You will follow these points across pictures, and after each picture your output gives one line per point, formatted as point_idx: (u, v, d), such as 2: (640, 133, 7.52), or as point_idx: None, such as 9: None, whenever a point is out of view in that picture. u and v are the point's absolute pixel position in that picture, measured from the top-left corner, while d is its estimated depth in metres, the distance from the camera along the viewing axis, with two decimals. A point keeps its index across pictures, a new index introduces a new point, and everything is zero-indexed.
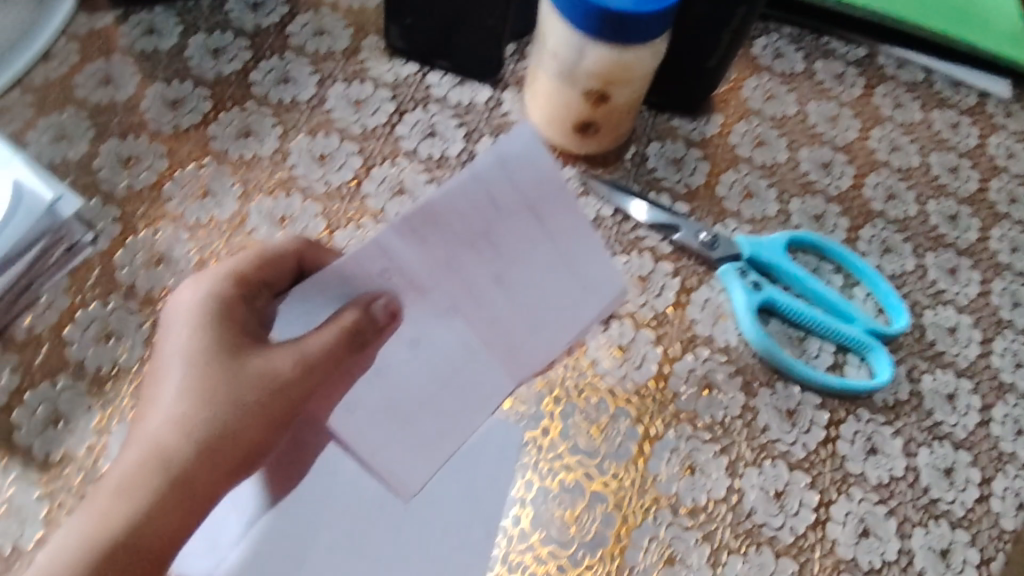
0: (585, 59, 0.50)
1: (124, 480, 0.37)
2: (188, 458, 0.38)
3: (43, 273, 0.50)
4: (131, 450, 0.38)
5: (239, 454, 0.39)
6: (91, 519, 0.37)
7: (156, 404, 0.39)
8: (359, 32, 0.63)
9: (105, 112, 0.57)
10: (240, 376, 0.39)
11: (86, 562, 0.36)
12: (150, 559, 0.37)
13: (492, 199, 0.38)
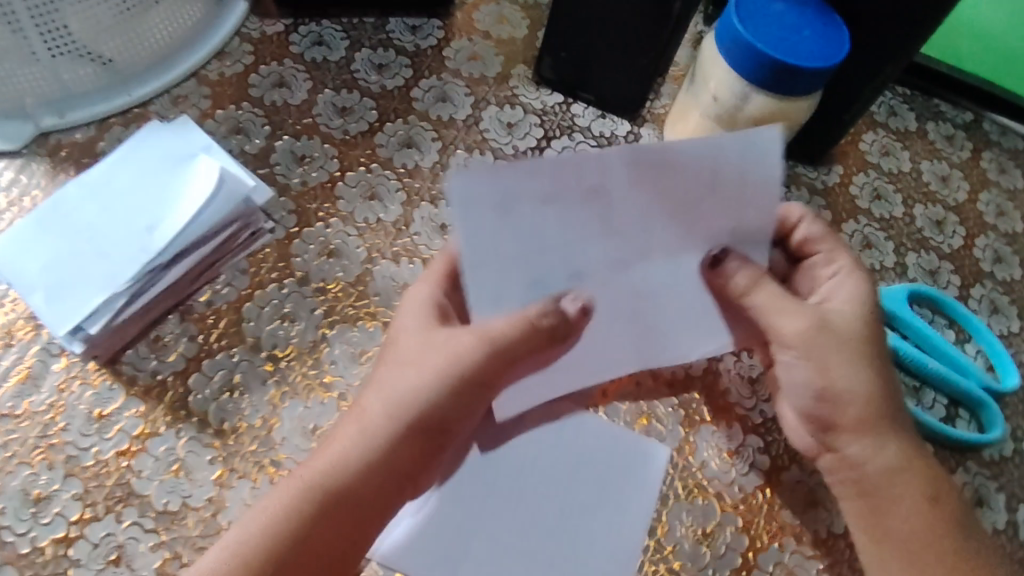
0: (748, 104, 0.56)
1: (340, 442, 0.42)
2: (389, 426, 0.42)
3: (229, 253, 0.54)
4: (346, 422, 0.43)
5: (431, 429, 0.42)
6: (304, 471, 0.42)
7: (378, 378, 0.44)
8: (510, 60, 0.66)
9: (279, 112, 0.60)
10: (438, 351, 0.42)
11: (294, 508, 0.40)
12: (347, 514, 0.41)
13: (711, 175, 0.39)
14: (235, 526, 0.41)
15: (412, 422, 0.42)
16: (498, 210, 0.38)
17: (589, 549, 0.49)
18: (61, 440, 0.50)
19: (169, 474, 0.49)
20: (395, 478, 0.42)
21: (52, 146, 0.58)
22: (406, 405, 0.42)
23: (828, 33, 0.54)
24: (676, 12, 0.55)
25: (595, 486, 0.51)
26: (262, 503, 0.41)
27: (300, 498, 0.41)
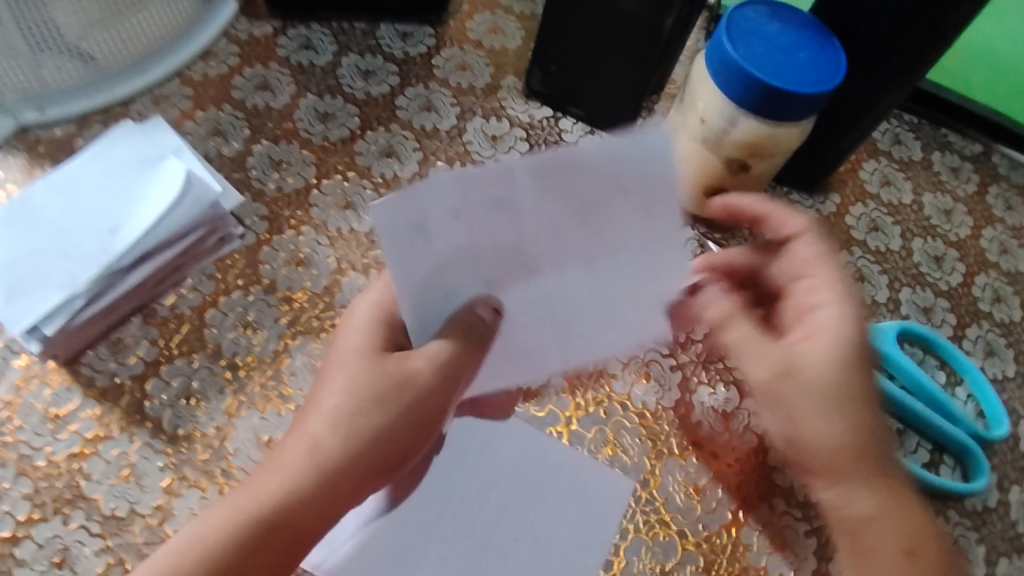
0: (735, 128, 0.54)
1: (283, 469, 0.40)
2: (338, 454, 0.39)
3: (195, 257, 0.54)
4: (293, 440, 0.41)
5: (380, 458, 0.41)
6: (246, 496, 0.39)
7: (322, 398, 0.41)
8: (501, 71, 0.64)
9: (260, 116, 0.60)
10: (387, 378, 0.40)
11: (235, 533, 0.38)
12: (289, 547, 0.39)
13: (618, 179, 0.35)
14: (168, 551, 0.38)
15: (362, 451, 0.40)
16: (404, 227, 0.33)
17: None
18: (15, 438, 0.50)
19: (119, 479, 0.49)
20: (338, 506, 0.40)
21: (30, 141, 0.58)
22: (355, 435, 0.40)
23: (823, 54, 0.53)
24: (666, 32, 0.55)
25: (548, 518, 0.50)
26: (199, 527, 0.39)
27: (242, 525, 0.38)
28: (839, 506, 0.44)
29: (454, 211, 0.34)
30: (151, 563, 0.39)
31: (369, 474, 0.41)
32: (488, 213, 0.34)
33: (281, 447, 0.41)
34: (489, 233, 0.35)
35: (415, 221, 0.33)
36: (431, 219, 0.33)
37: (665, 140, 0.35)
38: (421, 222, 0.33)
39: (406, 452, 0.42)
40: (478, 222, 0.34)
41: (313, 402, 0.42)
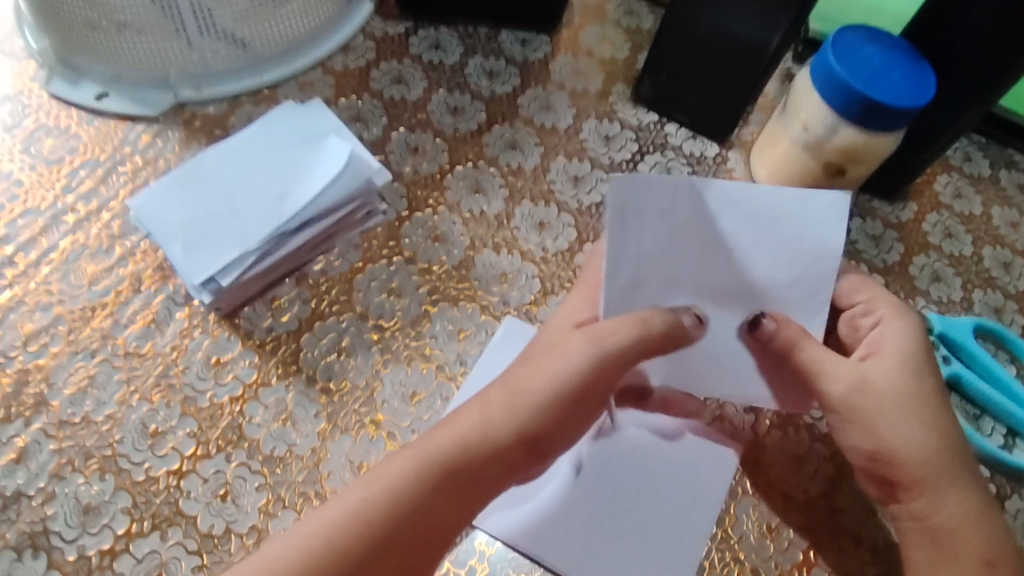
0: (835, 136, 0.59)
1: (461, 428, 0.43)
2: (516, 423, 0.43)
3: (346, 227, 0.59)
4: (471, 408, 0.44)
5: (549, 430, 0.43)
6: (428, 446, 0.43)
7: (505, 376, 0.45)
8: (611, 78, 0.70)
9: (397, 106, 0.65)
10: (564, 357, 0.44)
11: (408, 475, 0.42)
12: (450, 493, 0.42)
13: (778, 219, 0.47)
14: (354, 489, 0.42)
15: (537, 421, 0.43)
16: (632, 212, 0.44)
17: (659, 534, 0.52)
18: (180, 381, 0.54)
19: (277, 423, 0.53)
20: (506, 470, 0.43)
21: (187, 116, 0.63)
22: (532, 404, 0.43)
23: (916, 75, 0.57)
24: (772, 51, 0.60)
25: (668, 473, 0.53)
26: (382, 470, 0.42)
27: (423, 469, 0.42)
28: (925, 515, 0.47)
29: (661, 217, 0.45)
30: (338, 497, 0.42)
31: (538, 447, 0.43)
32: (683, 223, 0.45)
33: (460, 410, 0.45)
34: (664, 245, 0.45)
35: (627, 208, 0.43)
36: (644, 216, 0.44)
37: (830, 223, 0.47)
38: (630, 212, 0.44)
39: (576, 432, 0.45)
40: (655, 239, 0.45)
41: (496, 380, 0.46)
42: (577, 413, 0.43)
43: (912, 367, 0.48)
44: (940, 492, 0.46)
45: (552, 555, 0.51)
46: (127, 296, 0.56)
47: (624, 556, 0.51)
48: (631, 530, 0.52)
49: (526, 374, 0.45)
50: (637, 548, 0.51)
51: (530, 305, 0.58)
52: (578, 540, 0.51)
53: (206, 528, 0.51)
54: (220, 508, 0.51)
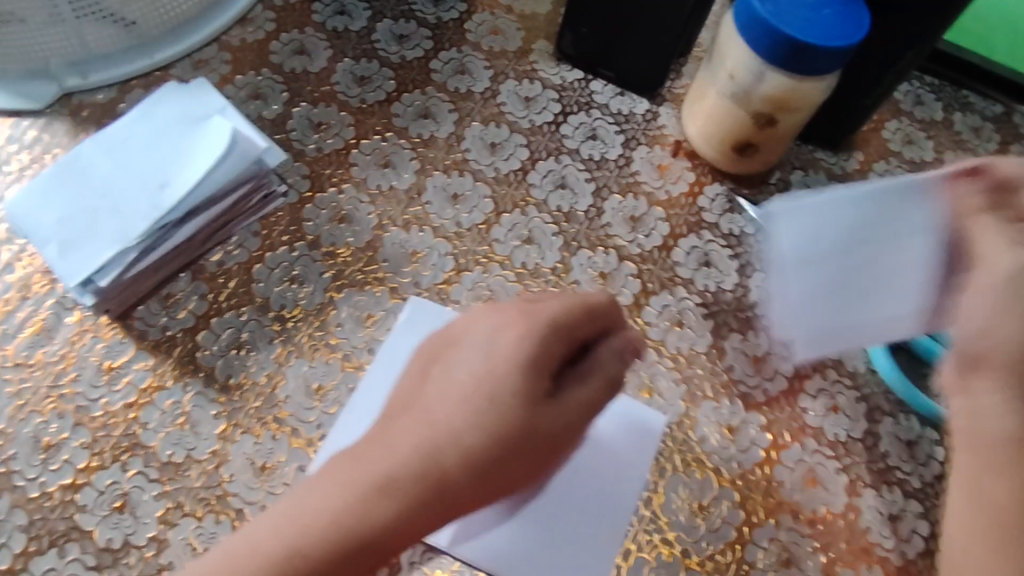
0: (762, 83, 0.55)
1: (399, 480, 0.38)
2: (459, 482, 0.39)
3: (242, 214, 0.55)
4: (408, 457, 0.39)
5: (493, 492, 0.41)
6: (354, 505, 0.38)
7: (442, 423, 0.40)
8: (531, 35, 0.65)
9: (299, 80, 0.61)
10: (513, 413, 0.40)
11: (338, 542, 0.37)
12: (381, 557, 0.39)
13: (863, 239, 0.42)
14: (274, 545, 0.38)
15: (481, 482, 0.40)
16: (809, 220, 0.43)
17: (577, 543, 0.49)
18: (72, 390, 0.51)
19: (174, 427, 0.50)
20: (437, 525, 0.40)
21: (74, 106, 0.59)
22: (479, 464, 0.39)
23: (849, 11, 0.52)
24: None
25: (593, 481, 0.50)
26: (300, 529, 0.38)
27: (353, 543, 0.38)
28: None
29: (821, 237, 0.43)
30: (247, 554, 0.38)
31: (472, 503, 0.40)
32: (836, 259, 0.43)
33: (390, 454, 0.39)
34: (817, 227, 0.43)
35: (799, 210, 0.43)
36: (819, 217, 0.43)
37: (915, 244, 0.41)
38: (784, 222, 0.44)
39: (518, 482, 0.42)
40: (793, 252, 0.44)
41: (426, 415, 0.41)
42: (523, 468, 0.41)
43: (958, 305, 0.41)
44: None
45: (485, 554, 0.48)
46: (14, 304, 0.53)
47: (560, 544, 0.49)
48: (547, 538, 0.49)
49: (472, 418, 0.40)
50: (575, 534, 0.49)
51: (442, 285, 0.55)
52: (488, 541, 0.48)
53: (104, 542, 0.47)
54: (118, 521, 0.48)
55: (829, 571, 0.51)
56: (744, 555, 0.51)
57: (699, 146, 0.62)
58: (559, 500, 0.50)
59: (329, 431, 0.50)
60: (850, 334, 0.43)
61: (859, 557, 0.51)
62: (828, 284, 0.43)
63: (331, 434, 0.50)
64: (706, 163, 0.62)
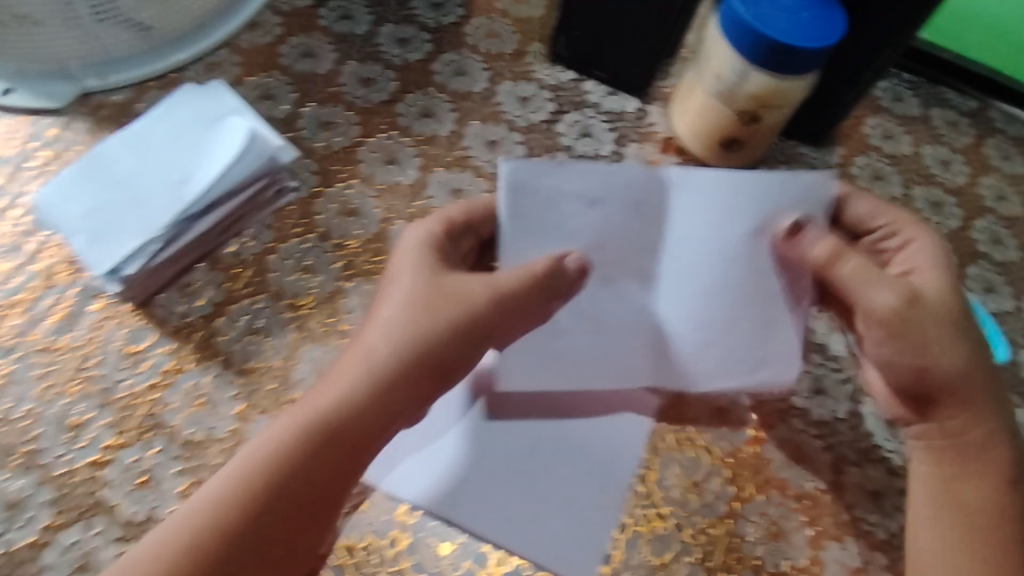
0: (746, 82, 0.58)
1: (341, 380, 0.45)
2: (386, 368, 0.45)
3: (257, 208, 0.58)
4: (350, 360, 0.46)
5: (427, 367, 0.46)
6: (313, 404, 0.45)
7: (374, 326, 0.47)
8: (527, 38, 0.68)
9: (307, 81, 0.64)
10: (442, 305, 0.47)
11: (292, 437, 0.43)
12: (337, 450, 0.44)
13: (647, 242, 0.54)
14: (248, 450, 0.43)
15: (413, 365, 0.46)
16: (527, 226, 0.51)
17: (576, 500, 0.53)
18: (97, 372, 0.54)
19: (195, 407, 0.53)
20: (378, 419, 0.45)
21: (93, 106, 0.62)
22: (411, 348, 0.46)
23: (826, 12, 0.55)
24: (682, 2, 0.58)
25: (586, 458, 0.55)
26: (268, 435, 0.44)
27: (304, 432, 0.43)
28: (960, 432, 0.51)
29: (516, 234, 0.51)
30: (229, 463, 0.43)
31: (415, 394, 0.46)
32: (554, 241, 0.52)
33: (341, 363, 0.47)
34: (559, 225, 0.52)
35: (640, 197, 0.54)
36: (563, 201, 0.52)
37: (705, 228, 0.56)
38: (638, 199, 0.53)
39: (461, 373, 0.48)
40: (639, 243, 0.54)
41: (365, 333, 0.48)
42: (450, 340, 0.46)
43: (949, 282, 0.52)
44: (976, 407, 0.50)
45: (482, 521, 0.52)
46: (40, 292, 0.56)
47: (547, 511, 0.53)
48: (546, 494, 0.53)
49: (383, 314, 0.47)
50: (560, 503, 0.53)
51: None
52: (492, 499, 0.52)
53: (129, 514, 0.51)
54: (141, 495, 0.51)
55: (816, 542, 0.54)
56: (735, 527, 0.54)
57: (688, 142, 0.65)
58: (549, 471, 0.54)
59: None
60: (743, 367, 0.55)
61: (845, 529, 0.55)
62: (619, 266, 0.53)
63: None
64: (697, 157, 0.66)
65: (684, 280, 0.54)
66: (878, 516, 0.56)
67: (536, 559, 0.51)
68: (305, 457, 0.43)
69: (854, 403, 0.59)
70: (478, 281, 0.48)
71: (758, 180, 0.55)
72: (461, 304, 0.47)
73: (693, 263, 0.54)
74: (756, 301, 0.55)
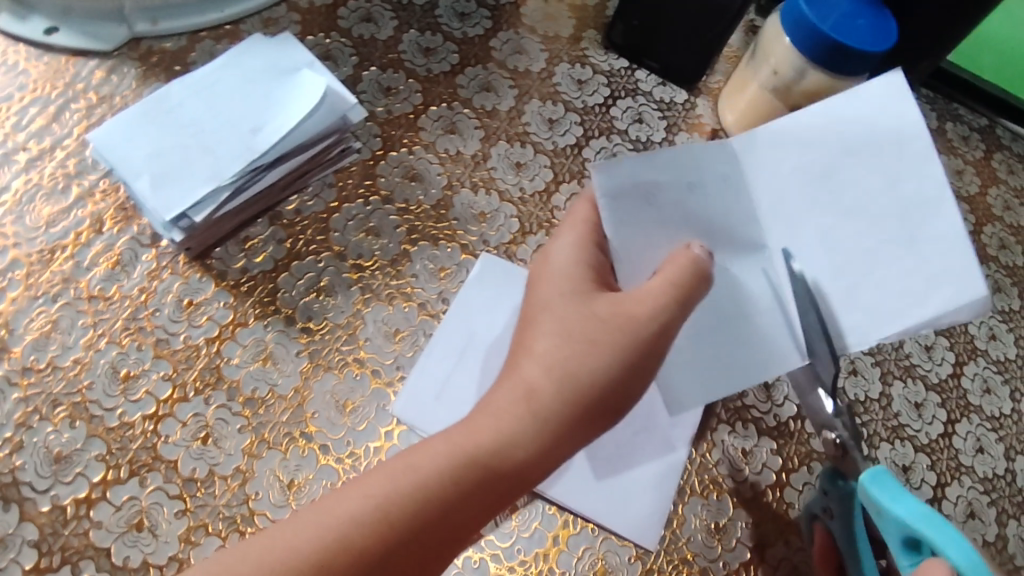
0: (803, 80, 0.59)
1: (499, 410, 0.41)
2: (549, 396, 0.40)
3: (321, 165, 0.57)
4: (507, 383, 0.41)
5: (598, 399, 0.40)
6: (465, 435, 0.40)
7: (530, 344, 0.42)
8: (582, 24, 0.69)
9: (368, 46, 0.63)
10: (605, 328, 0.40)
11: (444, 466, 0.39)
12: (499, 484, 0.40)
13: (777, 200, 0.43)
14: (382, 477, 0.39)
15: (575, 399, 0.40)
16: (635, 226, 0.41)
17: (639, 465, 0.54)
18: (151, 324, 0.52)
19: (257, 363, 0.52)
20: (542, 454, 0.40)
21: (144, 51, 0.60)
22: (574, 380, 0.40)
23: (880, 23, 0.56)
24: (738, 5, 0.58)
25: (649, 427, 0.55)
26: (412, 457, 0.40)
27: (457, 464, 0.39)
28: None
29: (631, 240, 0.41)
30: (361, 483, 0.39)
31: (585, 423, 0.41)
32: (661, 234, 0.41)
33: (495, 388, 0.42)
34: (661, 219, 0.41)
35: (720, 171, 0.43)
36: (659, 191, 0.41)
37: (821, 146, 0.43)
38: (727, 173, 0.43)
39: (625, 405, 0.41)
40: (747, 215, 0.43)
41: (521, 348, 0.42)
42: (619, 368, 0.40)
43: None
44: None
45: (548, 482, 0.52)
46: (88, 238, 0.54)
47: (609, 476, 0.53)
48: (611, 458, 0.54)
49: (543, 332, 0.41)
50: (624, 468, 0.53)
51: (509, 245, 0.58)
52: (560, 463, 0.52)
53: (188, 472, 0.49)
54: (201, 451, 0.49)
55: None
56: (784, 496, 0.55)
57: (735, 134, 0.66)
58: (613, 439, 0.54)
59: (411, 370, 0.53)
60: (921, 298, 0.40)
61: None
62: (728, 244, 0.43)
63: (411, 377, 0.53)
64: None
65: (838, 244, 0.42)
66: (907, 489, 0.57)
67: (600, 521, 0.52)
68: (457, 493, 0.39)
69: (884, 385, 0.60)
70: (641, 293, 0.40)
71: (835, 103, 0.44)
72: (623, 325, 0.40)
73: (810, 215, 0.43)
74: (896, 204, 0.41)
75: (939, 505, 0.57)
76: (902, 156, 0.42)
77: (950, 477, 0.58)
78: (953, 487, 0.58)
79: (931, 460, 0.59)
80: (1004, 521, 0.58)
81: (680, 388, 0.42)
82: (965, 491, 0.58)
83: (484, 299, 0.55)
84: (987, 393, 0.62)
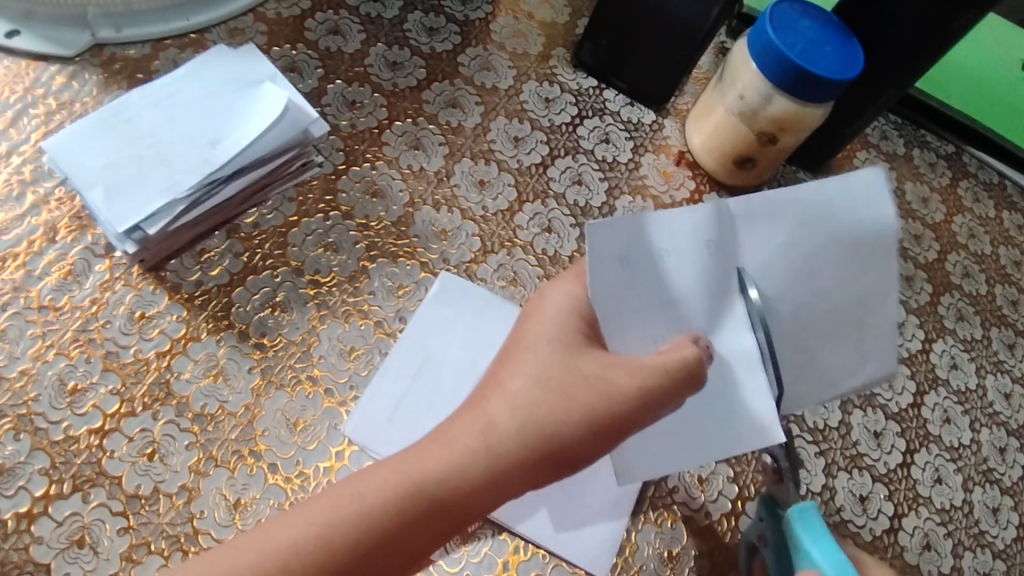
0: (769, 105, 0.59)
1: (457, 441, 0.38)
2: (510, 441, 0.38)
3: (281, 179, 0.56)
4: (471, 417, 0.39)
5: (558, 454, 0.38)
6: (417, 465, 0.38)
7: (504, 382, 0.40)
8: (551, 42, 0.69)
9: (334, 58, 0.63)
10: (584, 387, 0.38)
11: (390, 496, 0.37)
12: (441, 522, 0.38)
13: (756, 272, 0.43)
14: (328, 499, 0.37)
15: (537, 449, 0.38)
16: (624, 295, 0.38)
17: (591, 490, 0.53)
18: (101, 335, 0.51)
19: (207, 379, 0.51)
20: (490, 497, 0.38)
21: (106, 58, 0.59)
22: (540, 431, 0.38)
23: (846, 51, 0.56)
24: (713, 19, 0.58)
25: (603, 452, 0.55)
26: (359, 480, 0.38)
27: (402, 496, 0.37)
28: None
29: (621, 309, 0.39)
30: (305, 508, 0.37)
31: (541, 472, 0.39)
32: (643, 308, 0.39)
33: (458, 418, 0.40)
34: (643, 289, 0.39)
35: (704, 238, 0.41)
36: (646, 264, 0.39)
37: (817, 218, 0.44)
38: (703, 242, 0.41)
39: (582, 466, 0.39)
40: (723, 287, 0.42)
41: (493, 383, 0.40)
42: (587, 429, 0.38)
43: None
44: None
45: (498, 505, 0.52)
46: (40, 247, 0.53)
47: (559, 500, 0.53)
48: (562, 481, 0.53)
49: (520, 375, 0.39)
50: (573, 493, 0.53)
51: (469, 264, 0.58)
52: None
53: (132, 488, 0.48)
54: (147, 467, 0.48)
55: None
56: (739, 524, 0.55)
57: (701, 157, 0.66)
58: None
59: (364, 388, 0.52)
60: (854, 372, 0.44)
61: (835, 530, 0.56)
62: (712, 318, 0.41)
63: (364, 397, 0.52)
64: (707, 172, 0.67)
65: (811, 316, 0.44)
66: (863, 519, 0.57)
67: (550, 547, 0.51)
68: (397, 526, 0.37)
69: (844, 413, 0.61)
70: (631, 367, 0.38)
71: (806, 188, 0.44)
72: (604, 390, 0.38)
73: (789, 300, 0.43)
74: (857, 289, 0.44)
75: (895, 536, 0.57)
76: (876, 245, 0.44)
77: (907, 508, 0.59)
78: (910, 518, 0.58)
79: (888, 490, 0.59)
80: (960, 553, 0.58)
81: (638, 461, 0.41)
82: (922, 522, 0.58)
83: (441, 318, 0.55)
84: (946, 423, 0.62)
